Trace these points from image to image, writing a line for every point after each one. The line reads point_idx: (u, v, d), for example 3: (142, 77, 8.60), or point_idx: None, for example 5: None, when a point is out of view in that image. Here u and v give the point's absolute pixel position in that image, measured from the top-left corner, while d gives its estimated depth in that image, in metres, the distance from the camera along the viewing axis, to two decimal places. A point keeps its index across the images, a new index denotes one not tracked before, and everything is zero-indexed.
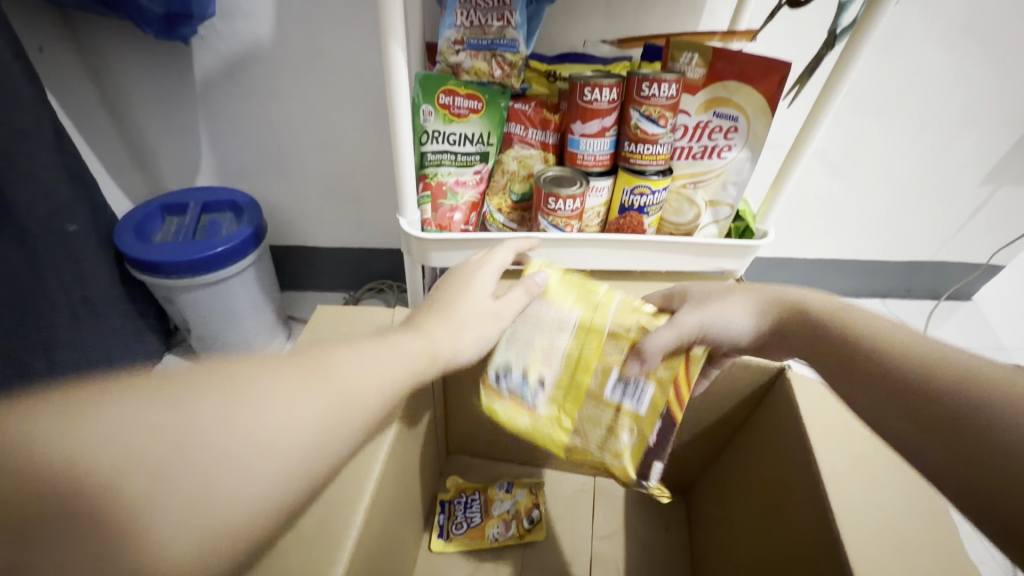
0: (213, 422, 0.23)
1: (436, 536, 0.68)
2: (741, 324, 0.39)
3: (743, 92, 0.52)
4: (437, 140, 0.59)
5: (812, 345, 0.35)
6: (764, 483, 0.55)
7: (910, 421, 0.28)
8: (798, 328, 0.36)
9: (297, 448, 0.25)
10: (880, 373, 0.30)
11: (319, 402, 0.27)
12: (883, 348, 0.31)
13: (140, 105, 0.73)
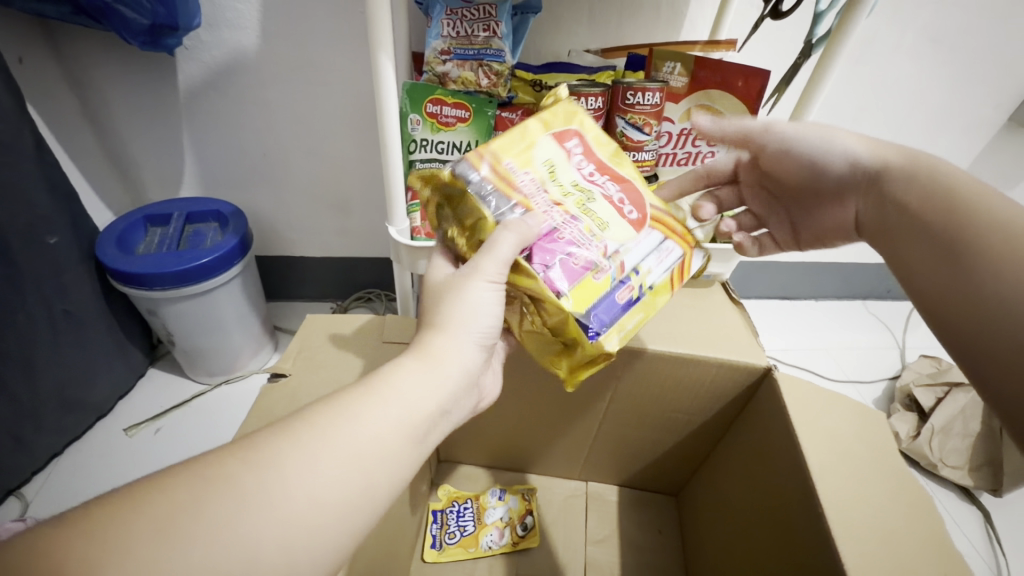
0: (250, 506, 0.25)
1: (429, 546, 0.68)
2: (849, 160, 0.41)
3: (726, 101, 0.54)
4: (425, 149, 0.59)
5: (917, 197, 0.35)
6: (754, 482, 0.56)
7: (927, 267, 0.33)
8: (904, 177, 0.37)
9: (304, 535, 0.26)
10: (921, 225, 0.34)
11: (356, 456, 0.29)
12: (939, 208, 0.34)
13: (123, 116, 0.72)
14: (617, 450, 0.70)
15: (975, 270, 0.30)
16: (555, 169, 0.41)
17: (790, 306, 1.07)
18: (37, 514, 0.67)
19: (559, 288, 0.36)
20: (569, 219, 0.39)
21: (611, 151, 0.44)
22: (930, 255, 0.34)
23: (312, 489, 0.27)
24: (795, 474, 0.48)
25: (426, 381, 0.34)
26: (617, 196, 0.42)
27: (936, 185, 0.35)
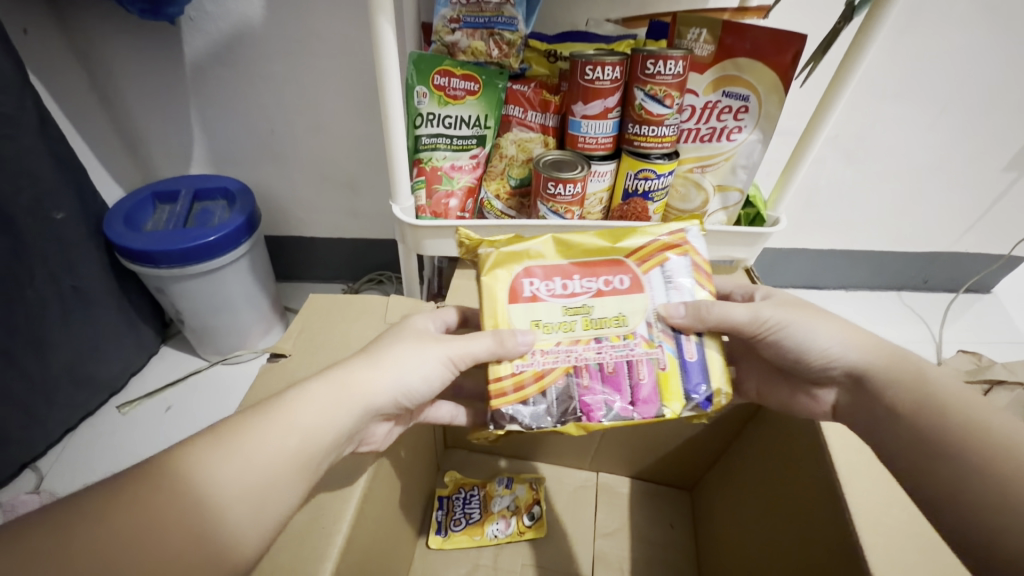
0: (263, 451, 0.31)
1: (434, 533, 0.66)
2: (837, 356, 0.39)
3: (755, 71, 0.49)
4: (432, 123, 0.56)
5: (919, 396, 0.35)
6: (772, 480, 0.53)
7: (934, 493, 0.32)
8: (885, 378, 0.37)
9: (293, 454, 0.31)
10: (930, 437, 0.34)
11: (328, 400, 0.34)
12: (973, 432, 0.32)
13: (129, 90, 0.71)
14: (629, 442, 0.68)
15: (981, 478, 0.31)
16: (538, 322, 0.39)
17: (818, 296, 1.03)
18: (50, 487, 0.68)
19: (654, 406, 0.38)
20: (599, 351, 0.39)
21: (542, 247, 0.40)
22: (918, 466, 0.34)
23: (292, 429, 0.32)
24: (819, 476, 0.45)
25: (377, 370, 0.36)
26: (600, 283, 0.40)
27: (935, 399, 0.34)
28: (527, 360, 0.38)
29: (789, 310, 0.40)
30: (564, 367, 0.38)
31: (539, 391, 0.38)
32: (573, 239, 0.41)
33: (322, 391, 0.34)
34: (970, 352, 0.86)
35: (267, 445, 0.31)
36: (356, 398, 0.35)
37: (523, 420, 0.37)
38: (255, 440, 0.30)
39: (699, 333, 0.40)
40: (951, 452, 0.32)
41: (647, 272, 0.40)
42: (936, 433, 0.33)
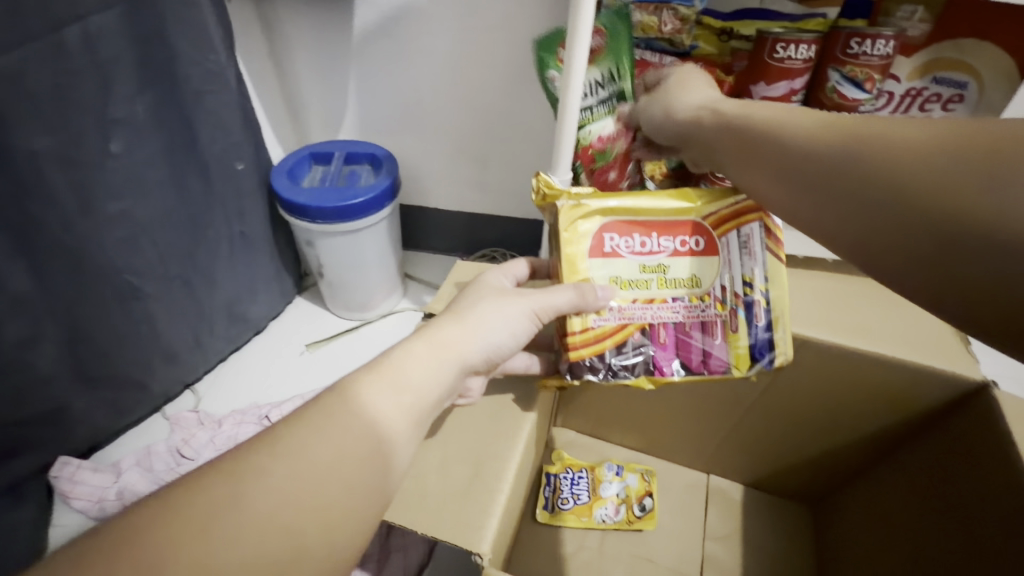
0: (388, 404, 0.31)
1: (542, 508, 0.67)
2: (690, 112, 0.41)
3: (981, 53, 0.44)
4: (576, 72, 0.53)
5: (753, 155, 0.36)
6: (935, 507, 0.48)
7: (957, 284, 0.28)
8: (744, 139, 0.37)
9: (408, 396, 0.32)
10: (864, 205, 0.31)
11: (426, 354, 0.34)
12: (869, 189, 0.30)
13: (299, 57, 0.76)
14: (753, 447, 0.64)
15: (910, 245, 0.29)
16: (618, 278, 0.41)
17: None
18: (206, 407, 0.78)
19: (722, 362, 0.41)
20: (674, 308, 0.41)
21: (625, 204, 0.40)
22: (867, 245, 0.31)
23: (403, 382, 0.32)
24: (1012, 511, 0.40)
25: (474, 329, 0.36)
26: (676, 243, 0.41)
27: (750, 125, 0.36)
28: (604, 315, 0.40)
29: (690, 125, 0.41)
30: (638, 324, 0.41)
31: (615, 346, 0.41)
32: (651, 199, 0.41)
33: (422, 349, 0.34)
34: None
35: (388, 385, 0.31)
36: (454, 352, 0.35)
37: (601, 372, 0.40)
38: (379, 380, 0.31)
39: (766, 296, 0.41)
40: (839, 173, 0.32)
41: (722, 235, 0.41)
42: (857, 161, 0.31)
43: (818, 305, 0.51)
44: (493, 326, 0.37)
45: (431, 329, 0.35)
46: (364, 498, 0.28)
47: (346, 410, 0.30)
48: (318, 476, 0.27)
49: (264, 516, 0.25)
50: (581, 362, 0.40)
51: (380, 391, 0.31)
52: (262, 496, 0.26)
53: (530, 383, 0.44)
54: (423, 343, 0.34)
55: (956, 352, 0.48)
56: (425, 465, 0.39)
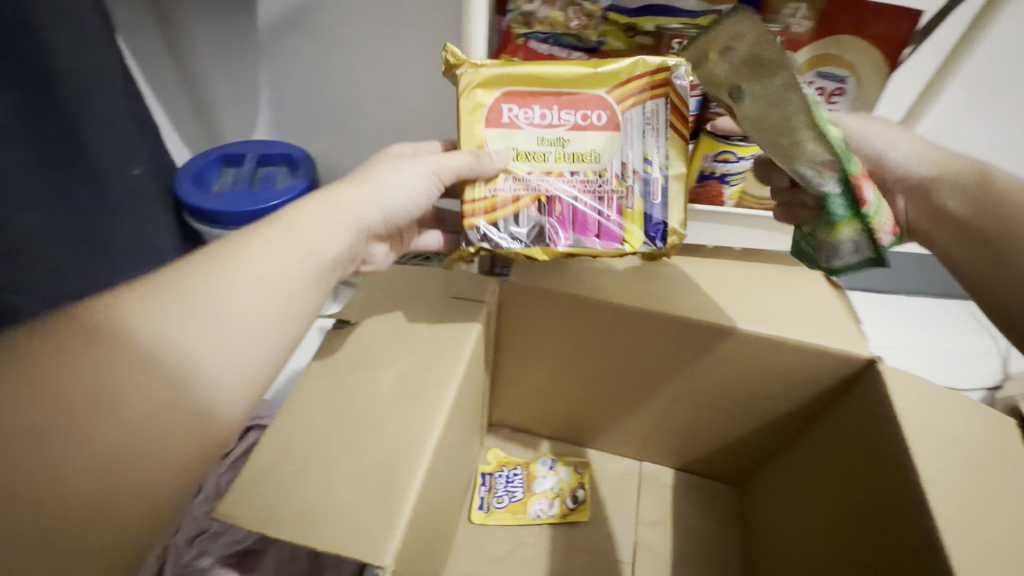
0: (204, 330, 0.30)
1: (477, 508, 0.67)
2: (909, 168, 0.45)
3: (859, 49, 0.47)
4: (794, 142, 0.41)
5: (995, 209, 0.41)
6: (840, 478, 0.51)
7: None
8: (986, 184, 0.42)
9: (231, 324, 0.31)
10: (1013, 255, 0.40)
11: (285, 253, 0.36)
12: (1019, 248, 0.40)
13: (202, 53, 0.72)
14: (679, 432, 0.66)
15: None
16: (517, 149, 0.45)
17: (878, 300, 0.99)
18: None
19: (614, 237, 0.44)
20: (572, 181, 0.45)
21: (521, 75, 0.44)
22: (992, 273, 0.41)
23: (227, 306, 0.31)
24: (897, 479, 0.43)
25: (361, 196, 0.42)
26: (576, 117, 0.44)
27: (999, 196, 0.41)
28: (500, 183, 0.45)
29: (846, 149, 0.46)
30: (533, 195, 0.45)
31: (511, 215, 0.45)
32: (553, 69, 0.44)
33: (316, 209, 0.40)
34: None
35: (211, 308, 0.31)
36: (348, 214, 0.41)
37: (492, 239, 0.44)
38: (194, 302, 0.30)
39: (665, 175, 0.44)
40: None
41: (626, 109, 0.44)
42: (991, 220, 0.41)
43: (726, 295, 0.53)
44: (365, 201, 0.42)
45: (300, 208, 0.40)
46: (272, 312, 0.33)
47: (220, 259, 0.33)
48: (216, 303, 0.31)
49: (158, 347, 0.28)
50: (477, 228, 0.45)
51: (191, 323, 0.30)
52: (145, 327, 0.28)
53: (442, 386, 0.43)
54: (261, 256, 0.35)
55: (849, 332, 0.51)
56: (330, 479, 0.37)
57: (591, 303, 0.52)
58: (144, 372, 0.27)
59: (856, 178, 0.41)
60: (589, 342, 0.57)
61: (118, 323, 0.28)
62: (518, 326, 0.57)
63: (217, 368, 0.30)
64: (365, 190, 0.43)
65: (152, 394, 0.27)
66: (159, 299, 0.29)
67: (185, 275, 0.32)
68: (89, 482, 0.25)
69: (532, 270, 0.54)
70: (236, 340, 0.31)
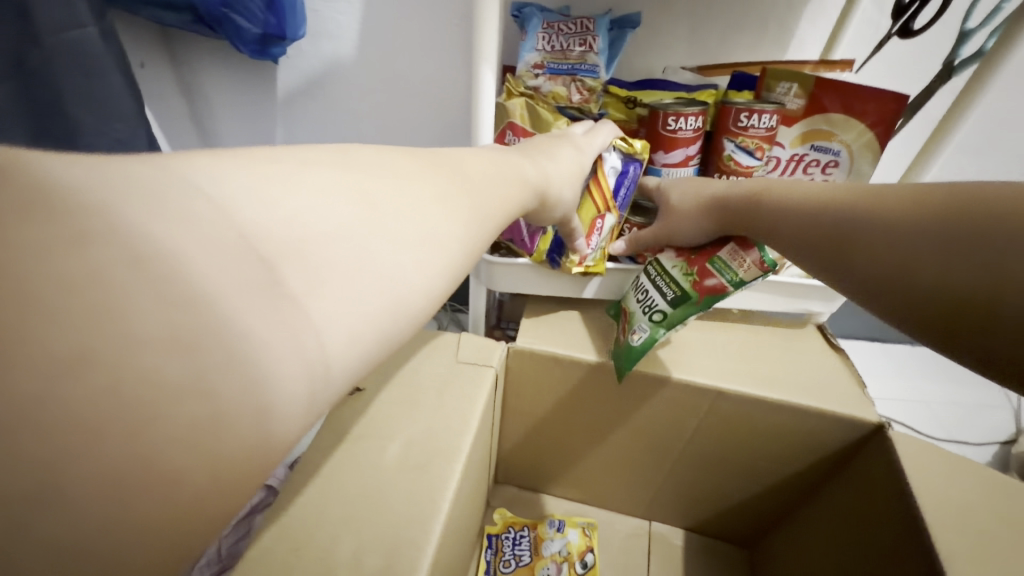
0: (332, 233, 0.22)
1: (483, 573, 0.65)
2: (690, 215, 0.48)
3: (849, 128, 0.49)
4: (658, 300, 0.49)
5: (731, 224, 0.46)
6: (854, 546, 0.50)
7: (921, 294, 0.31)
8: (755, 206, 0.44)
9: (369, 261, 0.23)
10: (839, 228, 0.37)
11: (428, 198, 0.27)
12: (852, 209, 0.37)
13: (223, 119, 0.75)
14: (689, 493, 0.65)
15: (854, 254, 0.36)
16: None
17: (880, 351, 1.00)
18: None
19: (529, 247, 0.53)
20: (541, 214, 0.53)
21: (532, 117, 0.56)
22: (826, 254, 0.38)
23: (371, 233, 0.24)
24: (919, 564, 0.42)
25: (501, 169, 0.36)
26: None
27: (758, 208, 0.43)
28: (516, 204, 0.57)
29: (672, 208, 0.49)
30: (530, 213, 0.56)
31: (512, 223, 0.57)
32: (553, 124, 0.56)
33: (476, 160, 0.35)
34: None
35: (354, 227, 0.23)
36: (507, 177, 0.36)
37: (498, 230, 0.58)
38: (336, 207, 0.23)
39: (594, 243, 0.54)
40: (812, 229, 0.39)
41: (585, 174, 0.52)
42: (791, 207, 0.41)
43: (728, 356, 0.54)
44: (492, 171, 0.35)
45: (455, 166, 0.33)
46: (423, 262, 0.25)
47: (370, 184, 0.25)
48: (347, 255, 0.22)
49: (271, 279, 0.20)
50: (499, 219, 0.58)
51: (328, 221, 0.22)
52: (240, 242, 0.19)
53: (450, 458, 0.43)
54: (427, 185, 0.28)
55: (852, 390, 0.52)
56: (338, 557, 0.37)
57: (595, 366, 0.53)
58: (262, 248, 0.20)
59: (701, 267, 0.47)
60: (594, 404, 0.57)
61: (192, 223, 0.18)
62: (524, 386, 0.58)
63: (333, 346, 0.21)
64: (489, 172, 0.35)
65: (241, 336, 0.18)
66: (278, 213, 0.21)
67: (320, 187, 0.23)
68: (132, 462, 0.16)
69: (540, 333, 0.55)
70: (361, 310, 0.22)
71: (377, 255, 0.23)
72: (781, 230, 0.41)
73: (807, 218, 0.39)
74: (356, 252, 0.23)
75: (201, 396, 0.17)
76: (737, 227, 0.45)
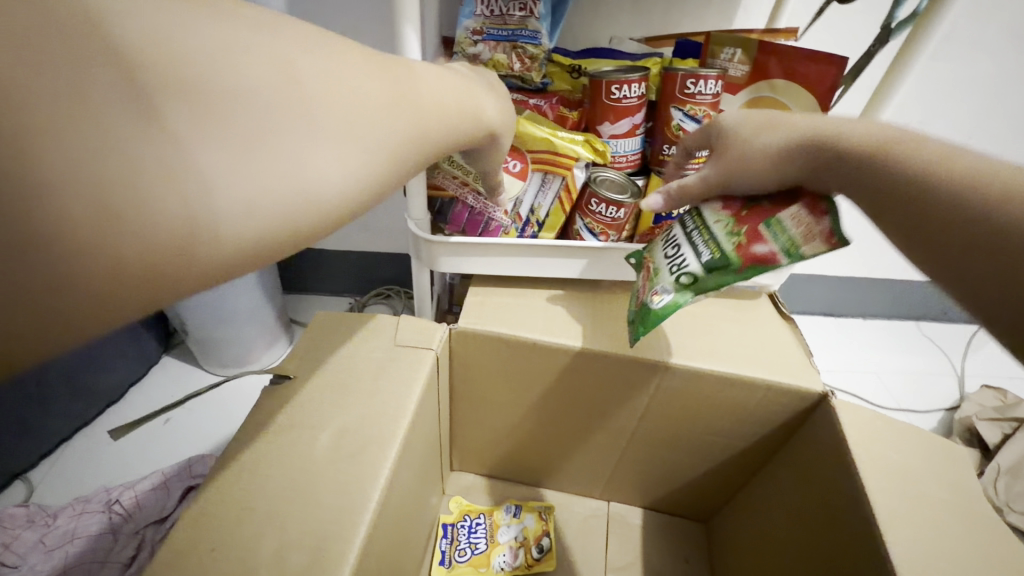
0: (272, 96, 0.22)
1: (437, 563, 0.63)
2: (774, 155, 0.39)
3: (793, 92, 0.48)
4: (687, 264, 0.43)
5: (835, 172, 0.36)
6: (802, 515, 0.50)
7: None
8: (869, 162, 0.34)
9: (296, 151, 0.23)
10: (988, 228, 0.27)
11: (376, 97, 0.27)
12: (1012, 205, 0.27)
13: None
14: (645, 471, 0.65)
15: (1003, 266, 0.27)
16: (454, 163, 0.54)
17: (834, 324, 1.02)
18: (39, 500, 0.66)
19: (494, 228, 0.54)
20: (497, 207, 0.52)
21: None
22: (960, 251, 0.28)
23: (309, 125, 0.23)
24: (859, 528, 0.42)
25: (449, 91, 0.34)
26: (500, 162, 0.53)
27: (877, 161, 0.34)
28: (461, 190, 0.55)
29: (759, 147, 0.40)
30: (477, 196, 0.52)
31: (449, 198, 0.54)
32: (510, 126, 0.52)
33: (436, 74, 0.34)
34: (995, 388, 0.87)
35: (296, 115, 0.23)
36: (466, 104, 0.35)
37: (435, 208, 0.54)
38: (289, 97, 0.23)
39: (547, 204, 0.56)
40: (941, 213, 0.30)
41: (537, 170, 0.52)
42: (927, 179, 0.31)
43: (678, 332, 0.53)
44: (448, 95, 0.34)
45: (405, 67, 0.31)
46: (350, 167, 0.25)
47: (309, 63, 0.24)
48: (283, 126, 0.22)
49: (162, 115, 0.19)
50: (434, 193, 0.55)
51: (267, 84, 0.22)
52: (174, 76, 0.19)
53: (383, 445, 0.41)
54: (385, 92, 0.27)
55: (799, 359, 0.51)
56: (256, 557, 0.34)
57: (542, 346, 0.51)
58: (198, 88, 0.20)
59: (753, 229, 0.40)
60: (544, 385, 0.55)
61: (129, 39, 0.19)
62: (471, 370, 0.55)
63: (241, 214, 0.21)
64: (440, 88, 0.33)
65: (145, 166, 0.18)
66: (193, 53, 0.20)
67: (277, 59, 0.23)
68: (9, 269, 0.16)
69: (484, 313, 0.53)
70: (269, 197, 0.22)
71: (306, 129, 0.23)
72: (905, 209, 0.32)
73: (949, 194, 0.29)
74: (296, 138, 0.23)
75: (71, 238, 0.17)
76: (837, 181, 0.36)
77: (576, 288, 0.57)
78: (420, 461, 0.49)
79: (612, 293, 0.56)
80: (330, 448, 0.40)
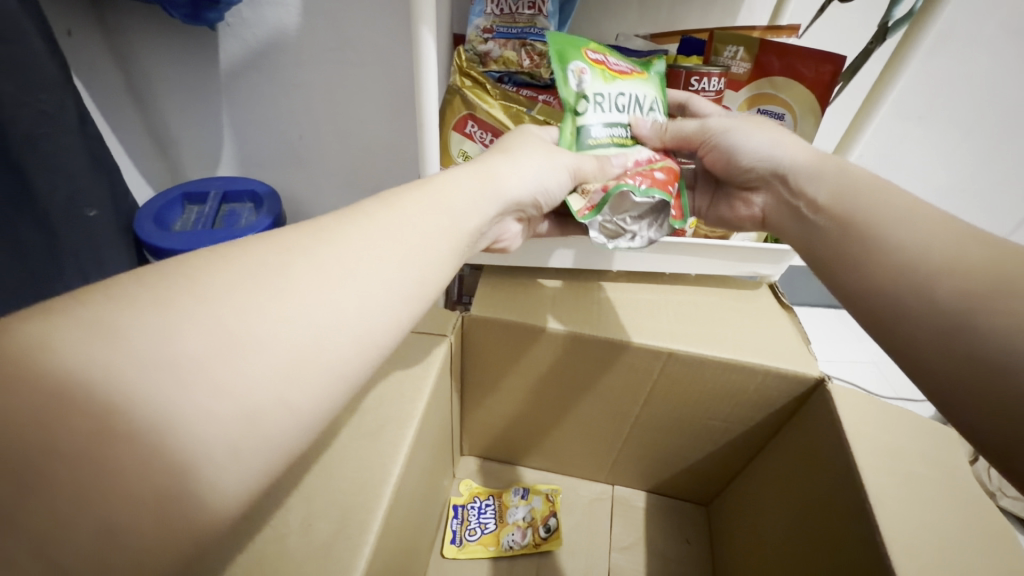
0: (300, 301, 0.25)
1: (448, 542, 0.66)
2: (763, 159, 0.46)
3: (793, 91, 0.50)
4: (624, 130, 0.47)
5: (806, 197, 0.43)
6: (799, 494, 0.52)
7: (948, 366, 0.28)
8: (840, 199, 0.40)
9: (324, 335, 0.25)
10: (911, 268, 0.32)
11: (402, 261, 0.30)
12: (915, 252, 0.33)
13: (165, 92, 0.72)
14: (648, 456, 0.67)
15: (900, 287, 0.32)
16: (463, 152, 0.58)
17: (834, 317, 1.04)
18: None
19: None
20: None
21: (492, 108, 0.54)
22: (868, 278, 0.35)
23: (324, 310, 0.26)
24: (853, 504, 0.44)
25: (479, 201, 0.38)
26: None
27: (837, 199, 0.40)
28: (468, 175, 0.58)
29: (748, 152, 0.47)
30: None
31: None
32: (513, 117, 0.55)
33: (471, 179, 0.38)
34: None
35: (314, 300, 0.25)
36: (493, 195, 0.39)
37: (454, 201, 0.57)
38: (317, 278, 0.26)
39: None
40: (873, 244, 0.35)
41: None
42: (870, 218, 0.37)
43: (680, 320, 0.55)
44: (465, 204, 0.37)
45: (395, 199, 0.34)
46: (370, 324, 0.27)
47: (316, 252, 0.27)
48: (310, 310, 0.25)
49: (203, 330, 0.22)
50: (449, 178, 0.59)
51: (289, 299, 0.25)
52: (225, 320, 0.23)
53: (401, 424, 0.43)
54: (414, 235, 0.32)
55: (795, 345, 0.54)
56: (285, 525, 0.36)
57: (550, 333, 0.53)
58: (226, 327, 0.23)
59: (663, 167, 0.46)
60: (549, 368, 0.58)
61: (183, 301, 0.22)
62: (482, 355, 0.58)
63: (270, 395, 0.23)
64: (474, 189, 0.38)
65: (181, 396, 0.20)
66: (200, 281, 0.24)
67: (292, 268, 0.26)
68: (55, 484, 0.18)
69: (494, 301, 0.55)
70: (330, 358, 0.25)
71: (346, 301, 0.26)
72: (855, 249, 0.37)
73: (903, 241, 0.34)
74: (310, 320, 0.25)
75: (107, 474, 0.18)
76: (801, 210, 0.43)
77: (582, 278, 0.59)
78: (434, 442, 0.52)
79: (616, 282, 0.59)
80: (351, 428, 0.43)
